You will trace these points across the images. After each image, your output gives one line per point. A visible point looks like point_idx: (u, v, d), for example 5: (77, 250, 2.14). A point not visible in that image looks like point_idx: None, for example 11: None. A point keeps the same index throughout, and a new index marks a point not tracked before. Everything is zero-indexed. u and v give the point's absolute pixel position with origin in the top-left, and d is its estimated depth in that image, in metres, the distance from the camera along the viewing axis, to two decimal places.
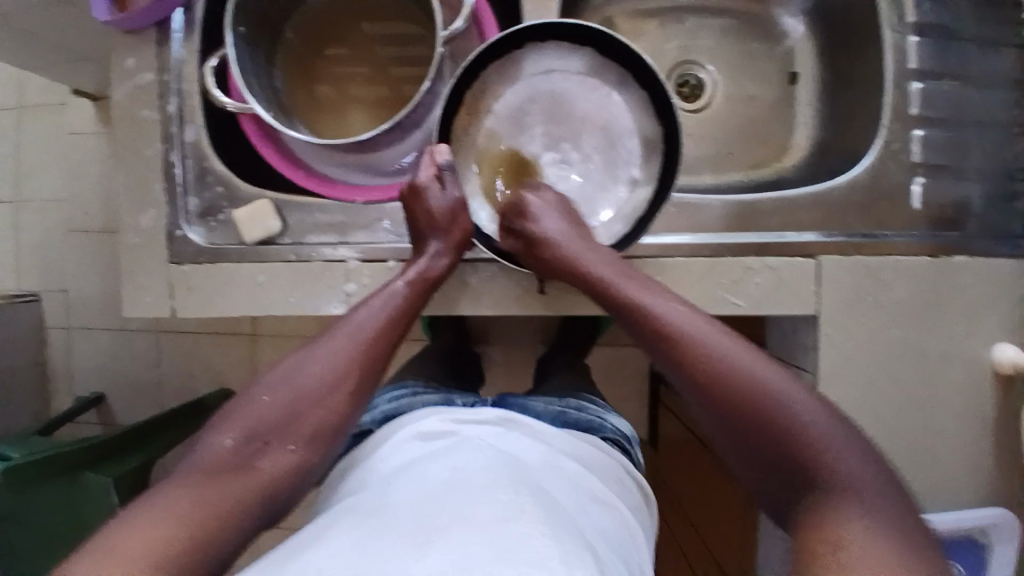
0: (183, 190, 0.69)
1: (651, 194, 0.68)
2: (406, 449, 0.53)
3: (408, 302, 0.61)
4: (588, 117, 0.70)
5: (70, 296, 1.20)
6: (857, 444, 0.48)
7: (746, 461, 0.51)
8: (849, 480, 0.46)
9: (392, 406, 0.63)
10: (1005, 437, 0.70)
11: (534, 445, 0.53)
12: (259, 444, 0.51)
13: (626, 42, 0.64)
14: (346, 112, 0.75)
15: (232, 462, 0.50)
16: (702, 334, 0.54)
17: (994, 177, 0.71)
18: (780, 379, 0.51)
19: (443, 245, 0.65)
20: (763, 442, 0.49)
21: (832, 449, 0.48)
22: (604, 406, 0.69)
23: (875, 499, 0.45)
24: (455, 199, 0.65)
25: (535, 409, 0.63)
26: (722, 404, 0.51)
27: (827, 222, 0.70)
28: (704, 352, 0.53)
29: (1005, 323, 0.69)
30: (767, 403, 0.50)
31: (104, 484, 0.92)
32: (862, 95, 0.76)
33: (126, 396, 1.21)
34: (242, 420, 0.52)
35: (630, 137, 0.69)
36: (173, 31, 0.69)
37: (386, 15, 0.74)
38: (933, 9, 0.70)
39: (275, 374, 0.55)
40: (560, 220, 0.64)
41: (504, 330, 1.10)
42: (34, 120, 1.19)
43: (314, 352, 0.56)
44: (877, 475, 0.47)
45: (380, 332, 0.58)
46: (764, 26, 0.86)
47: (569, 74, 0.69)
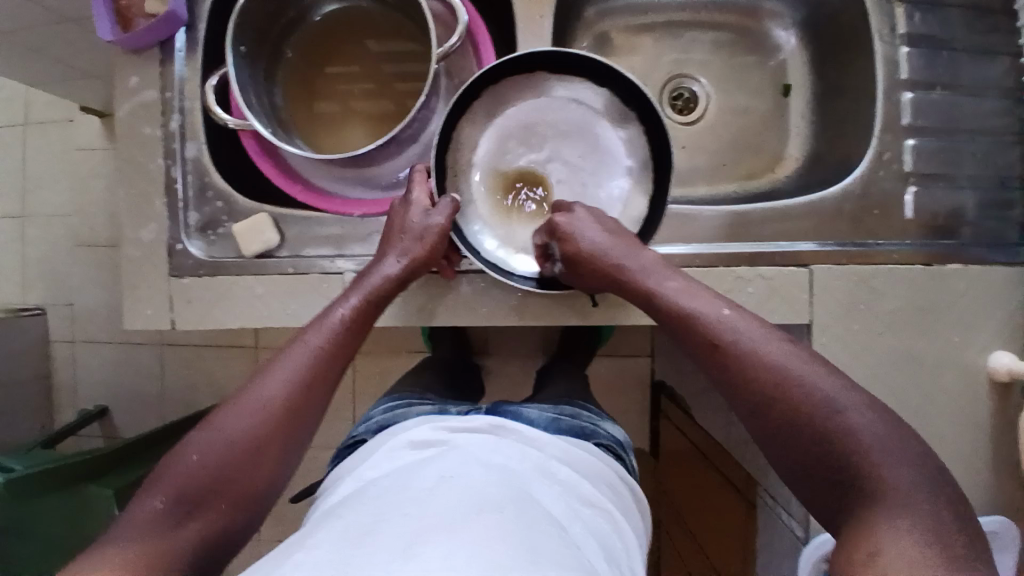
0: (183, 204, 0.70)
1: (649, 204, 0.68)
2: (395, 456, 0.53)
3: (344, 338, 0.59)
4: (567, 129, 0.71)
5: (76, 309, 1.21)
6: (926, 466, 0.45)
7: (811, 481, 0.48)
8: (900, 488, 0.43)
9: (385, 416, 0.65)
10: (1004, 444, 0.70)
11: (522, 451, 0.54)
12: (188, 507, 0.49)
13: (616, 68, 0.65)
14: (351, 126, 0.76)
15: (163, 526, 0.48)
16: (759, 343, 0.52)
17: (986, 184, 0.71)
18: (840, 391, 0.49)
19: (401, 258, 0.62)
20: (829, 457, 0.47)
21: (894, 465, 0.45)
22: (598, 414, 0.69)
23: (924, 518, 0.42)
24: (434, 223, 0.62)
25: (529, 416, 0.63)
26: (788, 418, 0.49)
27: (819, 231, 0.71)
28: (757, 360, 0.51)
29: (1000, 330, 0.69)
30: (830, 415, 0.47)
31: (105, 497, 0.92)
32: (853, 106, 0.76)
33: (130, 408, 1.22)
34: (173, 480, 0.50)
35: (619, 146, 0.70)
36: (176, 50, 0.70)
37: (386, 31, 0.75)
38: (923, 20, 0.71)
39: (205, 431, 0.53)
40: (601, 235, 0.61)
41: (503, 342, 1.10)
42: (41, 136, 1.21)
43: (243, 405, 0.54)
44: (945, 506, 0.43)
45: (315, 375, 0.57)
46: (757, 38, 0.87)
47: (539, 96, 0.70)
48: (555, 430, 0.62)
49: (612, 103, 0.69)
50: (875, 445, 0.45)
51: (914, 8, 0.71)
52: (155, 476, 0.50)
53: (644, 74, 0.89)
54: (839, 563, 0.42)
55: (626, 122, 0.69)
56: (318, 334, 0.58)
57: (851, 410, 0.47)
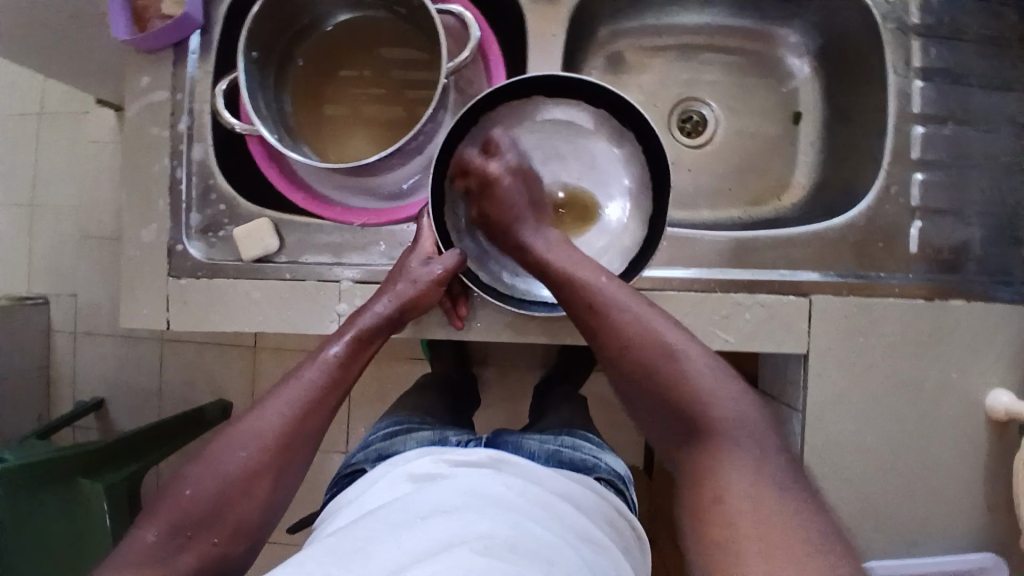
0: (186, 205, 0.70)
1: (644, 238, 0.68)
2: (394, 489, 0.53)
3: (342, 370, 0.59)
4: (573, 160, 0.72)
5: (79, 300, 1.22)
6: (753, 403, 0.52)
7: (665, 423, 0.54)
8: (733, 440, 0.49)
9: (384, 445, 0.64)
10: (1000, 486, 0.69)
11: (522, 484, 0.53)
12: (180, 539, 0.50)
13: (623, 98, 0.65)
14: (360, 131, 0.76)
15: (153, 558, 0.49)
16: (633, 309, 0.56)
17: (994, 223, 0.70)
18: (701, 359, 0.53)
19: (394, 299, 0.63)
20: (677, 405, 0.52)
21: (732, 406, 0.51)
22: (599, 445, 0.69)
23: (753, 453, 0.49)
24: (432, 274, 0.64)
25: (529, 448, 0.62)
26: (648, 372, 0.54)
27: (823, 260, 0.70)
28: (628, 324, 0.55)
29: (1002, 370, 0.68)
30: (680, 369, 0.53)
31: (98, 493, 0.93)
32: (862, 136, 0.76)
33: (127, 402, 1.22)
34: (166, 512, 0.51)
35: (618, 168, 0.71)
36: (189, 52, 0.71)
37: (398, 39, 0.76)
38: (938, 55, 0.70)
39: (200, 463, 0.53)
40: (517, 185, 0.64)
41: (502, 355, 1.10)
42: (53, 128, 1.21)
43: (239, 438, 0.54)
44: (767, 433, 0.51)
45: (312, 406, 0.57)
46: (769, 63, 0.87)
47: (551, 122, 0.70)
48: (553, 464, 0.62)
49: (614, 126, 0.69)
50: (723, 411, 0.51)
51: (928, 42, 0.70)
52: (150, 517, 0.51)
53: (654, 94, 0.88)
54: (700, 529, 0.47)
55: (626, 147, 0.70)
56: (315, 366, 0.59)
57: (694, 360, 0.53)
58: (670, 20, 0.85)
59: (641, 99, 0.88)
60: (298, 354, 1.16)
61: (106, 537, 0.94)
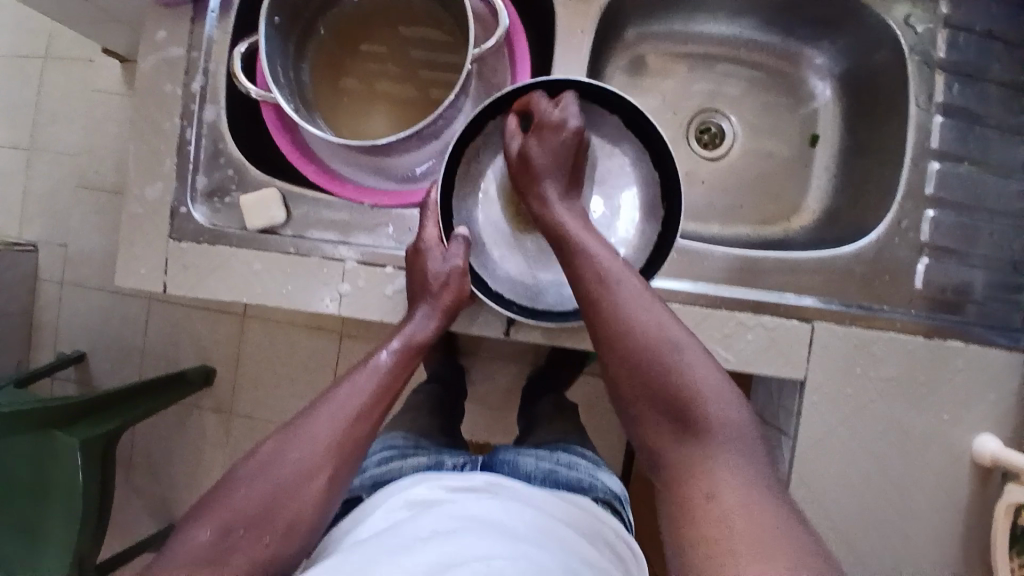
0: (193, 167, 0.69)
1: (648, 252, 0.67)
2: (392, 513, 0.55)
3: (391, 376, 0.61)
4: (594, 175, 0.70)
5: (70, 250, 1.20)
6: (744, 404, 0.54)
7: (655, 417, 0.54)
8: (730, 437, 0.51)
9: (380, 471, 0.66)
10: (980, 529, 0.69)
11: (520, 509, 0.55)
12: (235, 535, 0.51)
13: (645, 114, 0.64)
14: (375, 108, 0.75)
15: (210, 556, 0.50)
16: (628, 296, 0.57)
17: (1000, 268, 0.71)
18: (698, 357, 0.55)
19: (432, 309, 0.64)
20: (671, 403, 0.53)
21: (723, 406, 0.52)
22: (595, 463, 0.71)
23: (746, 454, 0.50)
24: (455, 266, 0.65)
25: (526, 468, 0.65)
26: (647, 373, 0.54)
27: (827, 288, 0.70)
28: (626, 312, 0.56)
29: (993, 415, 0.69)
30: (682, 372, 0.53)
31: (71, 446, 0.91)
32: (879, 167, 0.76)
33: (108, 358, 1.20)
34: (220, 511, 0.52)
35: (631, 223, 0.68)
36: (209, 10, 0.69)
37: (424, 20, 0.75)
38: (962, 92, 0.71)
39: (255, 464, 0.55)
40: (568, 152, 0.63)
41: (494, 349, 1.09)
42: (59, 72, 1.19)
43: (293, 440, 0.55)
44: (757, 441, 0.52)
45: (364, 407, 0.58)
46: (792, 84, 0.86)
47: (584, 131, 0.69)
48: (550, 483, 0.64)
49: (655, 200, 0.68)
50: (720, 400, 0.52)
51: (953, 79, 0.71)
52: (188, 533, 0.52)
53: (675, 103, 0.88)
54: (687, 533, 0.47)
55: (651, 220, 0.68)
56: (365, 373, 0.60)
57: (694, 360, 0.54)
58: (697, 31, 0.85)
59: (661, 106, 0.87)
60: (288, 326, 1.16)
61: (77, 491, 0.91)
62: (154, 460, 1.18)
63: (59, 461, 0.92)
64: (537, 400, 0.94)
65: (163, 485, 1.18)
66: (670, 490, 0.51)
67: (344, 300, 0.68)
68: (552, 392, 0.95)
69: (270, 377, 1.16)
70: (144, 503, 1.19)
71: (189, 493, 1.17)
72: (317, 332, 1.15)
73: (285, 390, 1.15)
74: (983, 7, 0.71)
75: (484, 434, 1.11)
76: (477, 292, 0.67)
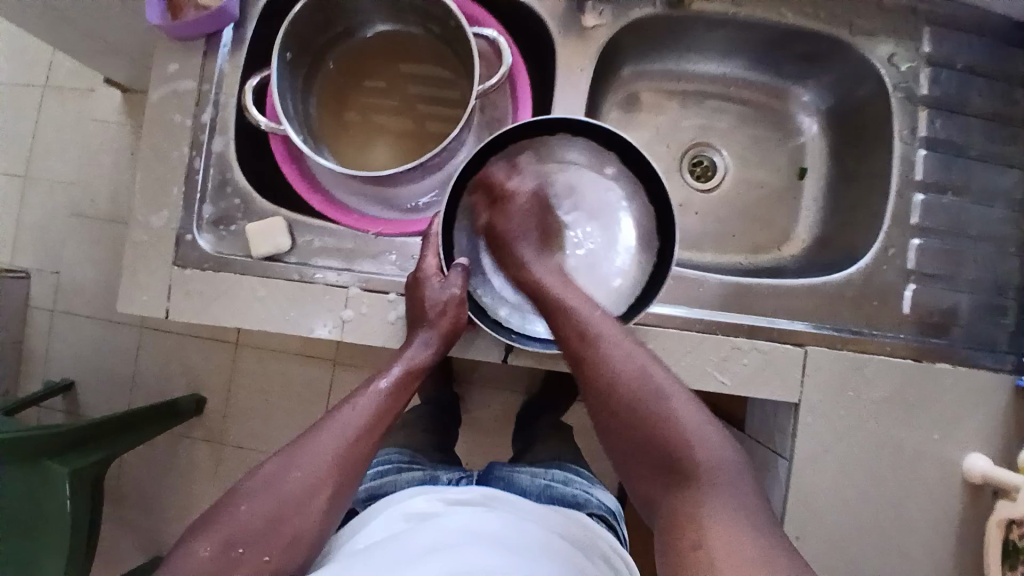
0: (199, 196, 0.70)
1: (647, 283, 0.68)
2: (390, 524, 0.56)
3: (391, 399, 0.62)
4: (593, 208, 0.72)
5: (63, 278, 1.19)
6: (732, 446, 0.55)
7: (645, 466, 0.55)
8: (718, 480, 0.52)
9: (375, 483, 0.67)
10: (975, 549, 0.71)
11: (516, 523, 0.56)
12: (237, 552, 0.52)
13: (642, 151, 0.66)
14: (376, 141, 0.77)
15: (210, 571, 0.50)
16: (615, 343, 0.59)
17: (984, 293, 0.73)
18: (685, 403, 0.56)
19: (430, 335, 0.65)
20: (658, 451, 0.54)
21: (711, 449, 0.54)
22: (590, 480, 0.71)
23: (735, 494, 0.51)
24: (454, 293, 0.66)
25: (521, 483, 0.66)
26: (634, 424, 0.56)
27: (818, 313, 0.72)
28: (614, 360, 0.58)
29: (983, 436, 0.70)
30: (666, 418, 0.55)
31: (61, 477, 0.89)
32: (865, 196, 0.79)
33: (99, 387, 1.19)
34: (222, 527, 0.53)
35: (631, 253, 0.70)
36: (221, 45, 0.71)
37: (427, 56, 0.77)
38: (942, 126, 0.74)
39: (256, 481, 0.55)
40: (530, 212, 0.70)
41: (489, 376, 1.10)
42: (59, 102, 1.20)
43: (296, 458, 0.56)
44: (746, 482, 0.53)
45: (365, 427, 0.59)
46: (779, 118, 0.90)
47: (582, 166, 0.71)
48: (545, 499, 0.65)
49: (653, 231, 0.69)
50: (706, 443, 0.54)
51: (934, 114, 0.74)
52: (188, 549, 0.52)
53: (668, 135, 0.91)
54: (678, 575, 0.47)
55: (647, 253, 0.69)
56: (365, 395, 0.61)
57: (678, 405, 0.55)
58: (689, 66, 0.88)
59: (655, 138, 0.90)
60: (283, 353, 1.16)
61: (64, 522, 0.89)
62: (143, 492, 1.16)
63: (45, 492, 0.90)
64: (533, 425, 0.94)
65: (152, 517, 1.16)
66: (660, 537, 0.52)
67: (348, 326, 0.69)
68: (549, 418, 0.95)
69: (264, 405, 1.15)
70: (132, 536, 1.16)
71: (178, 524, 1.15)
72: (312, 360, 1.15)
73: (280, 419, 1.15)
74: (962, 45, 0.75)
75: (480, 461, 1.11)
76: (476, 320, 0.68)
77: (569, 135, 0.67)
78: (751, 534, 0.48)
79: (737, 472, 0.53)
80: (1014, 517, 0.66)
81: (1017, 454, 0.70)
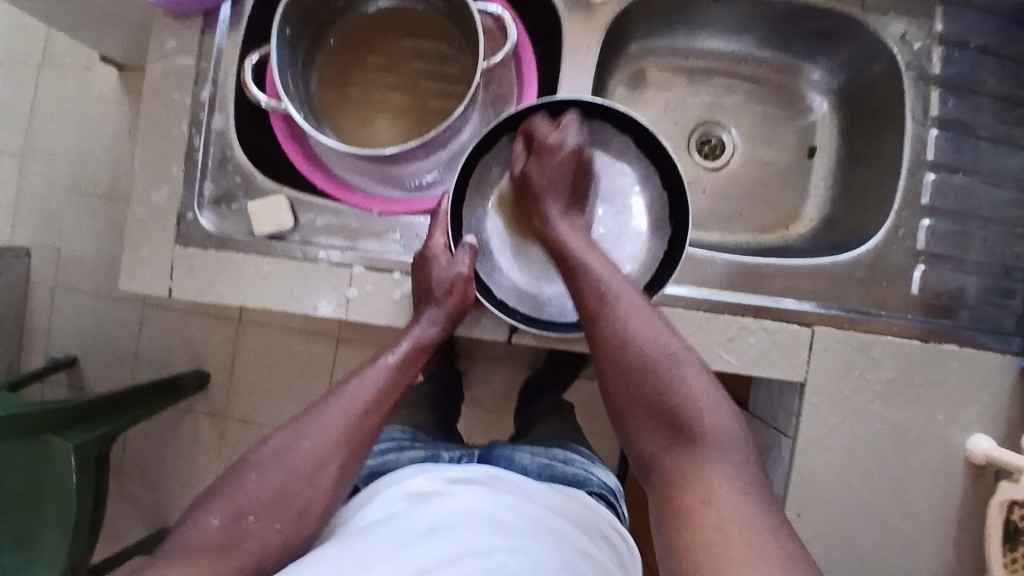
0: (200, 173, 0.69)
1: (655, 265, 0.68)
2: (390, 504, 0.56)
3: (397, 375, 0.61)
4: (604, 191, 0.71)
5: (63, 255, 1.18)
6: (738, 416, 0.55)
7: (649, 426, 0.56)
8: (723, 447, 0.53)
9: (377, 460, 0.67)
10: (975, 530, 0.71)
11: (518, 501, 0.56)
12: (247, 521, 0.52)
13: (654, 132, 0.66)
14: (375, 116, 0.76)
15: (221, 542, 0.51)
16: (629, 305, 0.59)
17: (992, 275, 0.73)
18: (694, 369, 0.57)
19: (436, 314, 0.65)
20: (664, 412, 0.55)
21: (718, 417, 0.54)
22: (591, 459, 0.71)
23: (738, 462, 0.52)
24: (460, 273, 0.65)
25: (522, 462, 0.66)
26: (645, 384, 0.56)
27: (826, 294, 0.72)
28: (628, 320, 0.58)
29: (986, 418, 0.71)
30: (678, 381, 0.55)
31: (66, 452, 0.89)
32: (875, 176, 0.78)
33: (101, 364, 1.19)
34: (231, 497, 0.53)
35: (641, 240, 0.70)
36: (220, 21, 0.70)
37: (432, 30, 0.75)
38: (955, 105, 0.73)
39: (265, 452, 0.55)
40: (568, 170, 0.66)
41: (493, 355, 1.10)
42: (56, 76, 1.18)
43: (304, 430, 0.56)
44: (748, 451, 0.54)
45: (372, 403, 0.59)
46: (788, 95, 0.88)
47: (598, 148, 0.70)
48: (546, 477, 0.65)
49: (664, 218, 0.69)
50: (712, 410, 0.54)
51: (947, 93, 0.73)
52: (197, 521, 0.52)
53: (675, 112, 0.89)
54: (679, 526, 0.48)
55: (657, 237, 0.69)
56: (372, 371, 0.61)
57: (689, 370, 0.56)
58: (697, 42, 0.86)
59: (661, 115, 0.89)
60: (285, 331, 1.15)
61: (71, 498, 0.90)
62: (149, 467, 1.17)
63: (50, 467, 0.90)
64: (536, 404, 0.94)
65: (157, 493, 1.17)
66: (663, 490, 0.52)
67: (351, 305, 0.68)
68: (552, 396, 0.95)
69: (267, 383, 1.16)
70: (137, 511, 1.18)
71: (183, 500, 1.16)
72: (315, 338, 1.15)
73: (283, 396, 1.15)
74: (977, 22, 0.74)
75: (482, 440, 1.12)
76: (482, 301, 0.68)
77: (581, 117, 0.67)
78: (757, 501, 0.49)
79: (740, 442, 0.54)
80: (1014, 498, 0.67)
81: (1019, 436, 0.70)
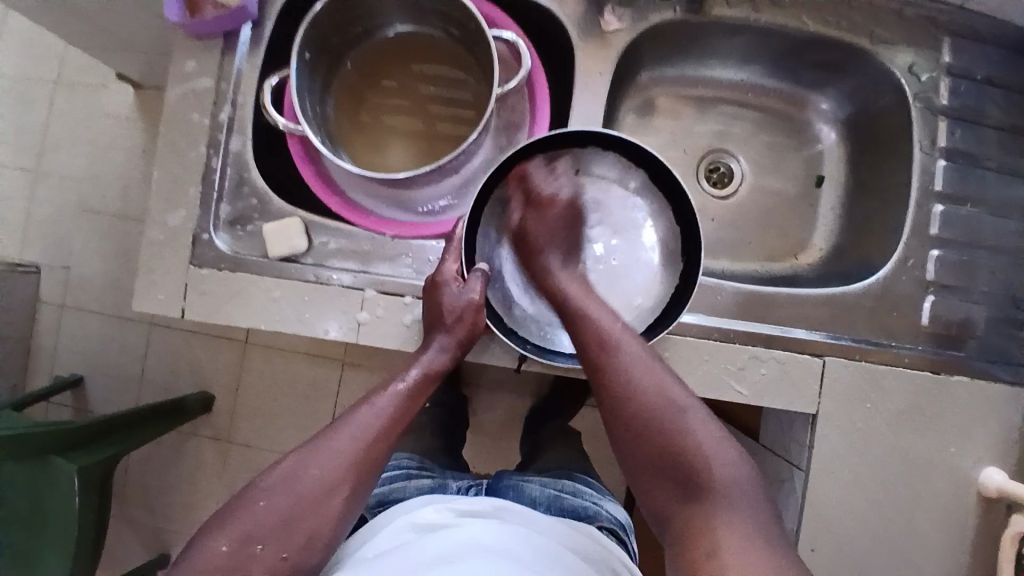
0: (217, 196, 0.70)
1: (671, 293, 0.68)
2: (398, 536, 0.55)
3: (407, 403, 0.61)
4: (617, 224, 0.72)
5: (72, 274, 1.19)
6: (748, 464, 0.55)
7: (657, 474, 0.56)
8: (733, 494, 0.52)
9: (385, 489, 0.67)
10: (989, 566, 0.70)
11: (528, 534, 0.55)
12: (254, 548, 0.51)
13: (667, 164, 0.66)
14: (388, 140, 0.77)
15: (227, 565, 0.50)
16: (631, 355, 0.59)
17: (1001, 306, 0.73)
18: (697, 415, 0.56)
19: (448, 342, 0.65)
20: (672, 461, 0.55)
21: (727, 465, 0.54)
22: (601, 493, 0.71)
23: (749, 509, 0.52)
24: (471, 300, 0.65)
25: (531, 493, 0.66)
26: (651, 429, 0.56)
27: (836, 323, 0.72)
28: (626, 369, 0.58)
29: (999, 450, 0.70)
30: (685, 441, 0.55)
31: (68, 472, 0.88)
32: (883, 205, 0.78)
33: (106, 384, 1.18)
34: (239, 523, 0.52)
35: (653, 272, 0.70)
36: (239, 43, 0.71)
37: (446, 58, 0.77)
38: (963, 137, 0.74)
39: (275, 478, 0.55)
40: (563, 221, 0.70)
41: (498, 381, 1.10)
42: (69, 98, 1.20)
43: (314, 455, 0.56)
44: (758, 497, 0.53)
45: (383, 430, 0.59)
46: (796, 125, 0.90)
47: (611, 182, 0.72)
48: (555, 510, 0.64)
49: (676, 248, 0.69)
50: (718, 457, 0.54)
51: (954, 125, 0.74)
52: (204, 546, 0.51)
53: (685, 141, 0.90)
54: (683, 573, 0.49)
55: (669, 268, 0.69)
56: (383, 396, 0.61)
57: (698, 423, 0.56)
58: (706, 73, 0.88)
59: (671, 144, 0.90)
60: (290, 352, 1.16)
61: (72, 520, 0.88)
62: (151, 490, 1.16)
63: (53, 489, 0.88)
64: (542, 430, 0.94)
65: (158, 517, 1.16)
66: (672, 541, 0.53)
67: (363, 329, 0.68)
68: (559, 423, 0.95)
69: (271, 405, 1.15)
70: (137, 533, 1.16)
71: (185, 524, 1.15)
72: (320, 360, 1.15)
73: (288, 419, 1.15)
74: (983, 56, 0.75)
75: (487, 466, 1.11)
76: (494, 329, 0.68)
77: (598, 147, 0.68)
78: (770, 553, 0.49)
79: (751, 488, 0.53)
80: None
81: None
